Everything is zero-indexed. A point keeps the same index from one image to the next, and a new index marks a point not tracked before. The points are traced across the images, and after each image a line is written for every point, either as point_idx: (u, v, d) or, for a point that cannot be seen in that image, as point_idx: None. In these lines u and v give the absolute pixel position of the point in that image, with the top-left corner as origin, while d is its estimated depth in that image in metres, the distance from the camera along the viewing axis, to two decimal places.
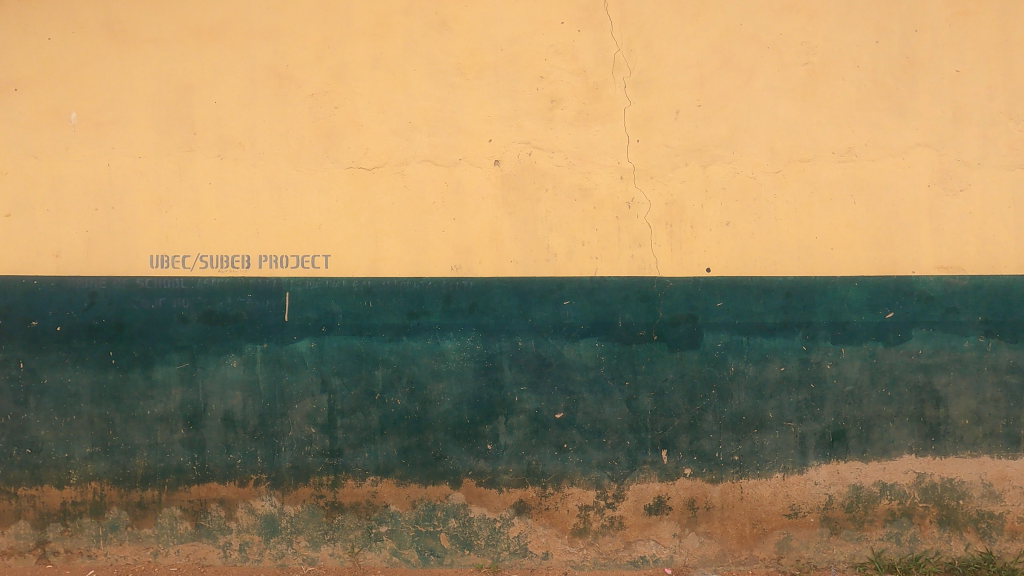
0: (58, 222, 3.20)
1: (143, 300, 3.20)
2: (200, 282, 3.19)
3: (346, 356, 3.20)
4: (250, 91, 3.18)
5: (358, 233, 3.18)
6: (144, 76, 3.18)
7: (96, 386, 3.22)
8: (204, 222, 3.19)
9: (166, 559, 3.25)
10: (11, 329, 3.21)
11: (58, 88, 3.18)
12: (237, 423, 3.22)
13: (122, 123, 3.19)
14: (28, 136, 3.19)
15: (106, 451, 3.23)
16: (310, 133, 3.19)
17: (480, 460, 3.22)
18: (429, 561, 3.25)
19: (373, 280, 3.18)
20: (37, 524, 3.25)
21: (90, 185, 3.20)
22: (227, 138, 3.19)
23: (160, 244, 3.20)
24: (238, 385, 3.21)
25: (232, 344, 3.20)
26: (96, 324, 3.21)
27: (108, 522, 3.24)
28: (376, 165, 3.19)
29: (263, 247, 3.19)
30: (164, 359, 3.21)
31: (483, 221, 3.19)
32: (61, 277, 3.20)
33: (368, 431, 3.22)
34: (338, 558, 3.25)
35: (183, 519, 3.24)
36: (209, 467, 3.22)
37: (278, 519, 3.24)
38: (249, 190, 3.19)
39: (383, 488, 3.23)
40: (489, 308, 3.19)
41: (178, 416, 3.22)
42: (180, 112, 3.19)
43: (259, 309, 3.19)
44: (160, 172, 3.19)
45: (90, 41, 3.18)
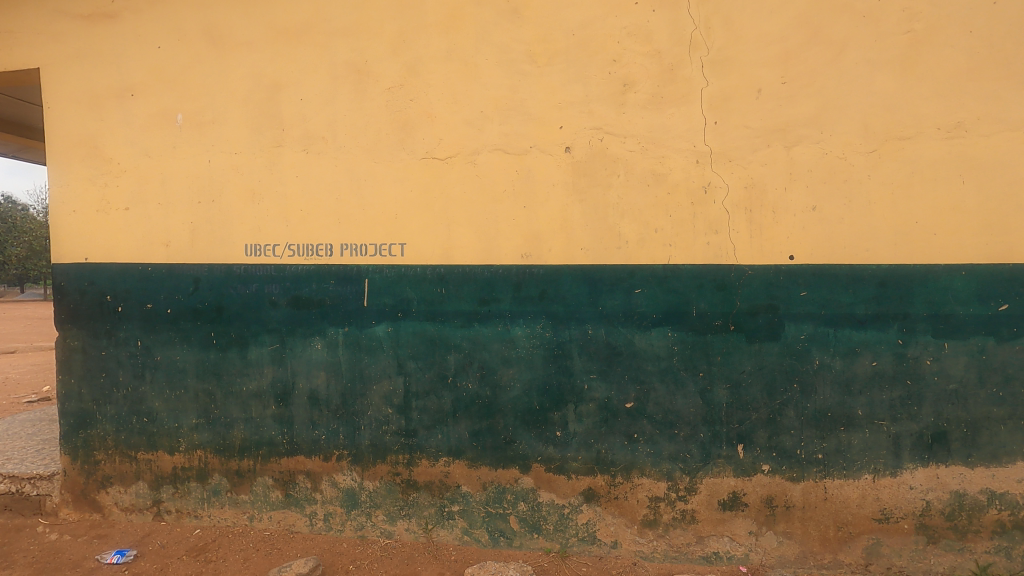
0: (167, 214, 3.53)
1: (239, 285, 3.47)
2: (288, 269, 3.42)
3: (420, 340, 3.32)
4: (331, 87, 3.35)
5: (432, 223, 3.28)
6: (238, 77, 3.43)
7: (200, 363, 3.54)
8: (291, 213, 3.41)
9: (260, 523, 3.54)
10: (130, 311, 3.59)
11: (166, 92, 3.50)
12: (321, 401, 3.43)
13: (221, 122, 3.46)
14: (142, 136, 3.53)
15: (209, 423, 3.55)
16: (387, 126, 3.31)
17: (549, 446, 3.25)
18: (499, 542, 3.32)
19: (446, 267, 3.27)
20: (152, 485, 3.64)
21: (193, 180, 3.50)
22: (311, 133, 3.38)
23: (254, 234, 3.45)
24: (322, 366, 3.42)
25: (316, 327, 3.41)
26: (199, 307, 3.52)
27: (211, 487, 3.57)
28: (449, 155, 3.26)
29: (344, 236, 3.36)
30: (258, 340, 3.48)
31: (553, 209, 3.19)
32: (170, 264, 3.53)
33: (441, 413, 3.33)
34: (413, 533, 3.40)
35: (275, 488, 3.51)
36: (297, 440, 3.47)
37: (359, 493, 3.44)
38: (331, 182, 3.36)
39: (455, 469, 3.34)
40: (559, 296, 3.19)
41: (270, 393, 3.48)
42: (270, 110, 3.41)
43: (340, 294, 3.37)
44: (253, 166, 3.44)
45: (192, 47, 3.46)
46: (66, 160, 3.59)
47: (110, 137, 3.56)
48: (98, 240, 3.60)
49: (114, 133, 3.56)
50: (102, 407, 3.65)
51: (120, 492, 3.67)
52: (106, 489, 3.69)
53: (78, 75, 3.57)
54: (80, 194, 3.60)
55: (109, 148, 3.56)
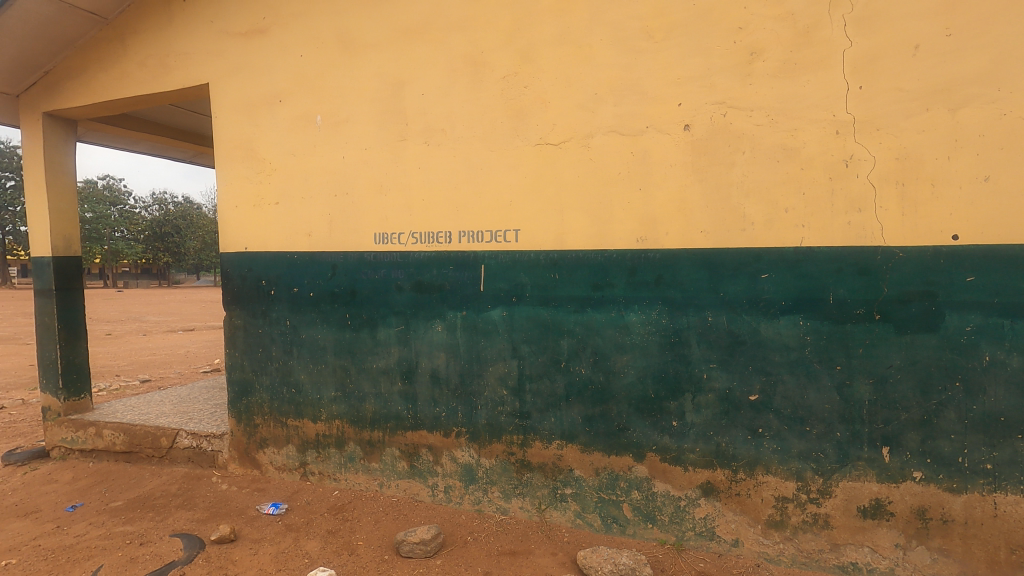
0: (309, 207, 3.92)
1: (369, 271, 3.77)
2: (411, 255, 3.65)
3: (534, 325, 3.38)
4: (450, 81, 3.49)
5: (545, 208, 3.31)
6: (367, 78, 3.70)
7: (337, 342, 3.91)
8: (414, 203, 3.63)
9: (388, 490, 3.85)
10: (280, 294, 4.05)
11: (308, 96, 3.87)
12: (442, 380, 3.63)
13: (353, 121, 3.76)
14: (288, 137, 3.94)
15: (345, 396, 3.92)
16: (502, 115, 3.38)
17: (664, 435, 3.16)
18: (612, 528, 3.31)
19: (559, 253, 3.29)
20: (299, 448, 4.10)
21: (330, 175, 3.84)
22: (432, 126, 3.55)
23: (382, 224, 3.73)
24: (442, 347, 3.62)
25: (437, 310, 3.60)
26: (336, 291, 3.88)
27: (347, 454, 3.95)
28: (562, 140, 3.26)
29: (462, 223, 3.51)
30: (386, 322, 3.76)
31: (670, 190, 3.06)
32: (311, 252, 3.93)
33: (554, 397, 3.38)
34: (527, 511, 3.50)
35: (401, 459, 3.79)
36: (420, 416, 3.71)
37: (476, 469, 3.60)
38: (450, 172, 3.52)
39: (568, 452, 3.37)
40: (676, 281, 3.07)
41: (396, 371, 3.76)
42: (395, 106, 3.64)
43: (458, 279, 3.53)
44: (380, 160, 3.70)
45: (328, 53, 3.79)
46: (230, 162, 4.13)
47: (263, 140, 4.02)
48: (255, 231, 4.11)
49: (266, 136, 4.01)
50: (259, 377, 4.18)
51: (274, 453, 4.19)
52: (263, 449, 4.23)
53: (238, 86, 4.06)
54: (241, 191, 4.12)
55: (262, 149, 4.03)
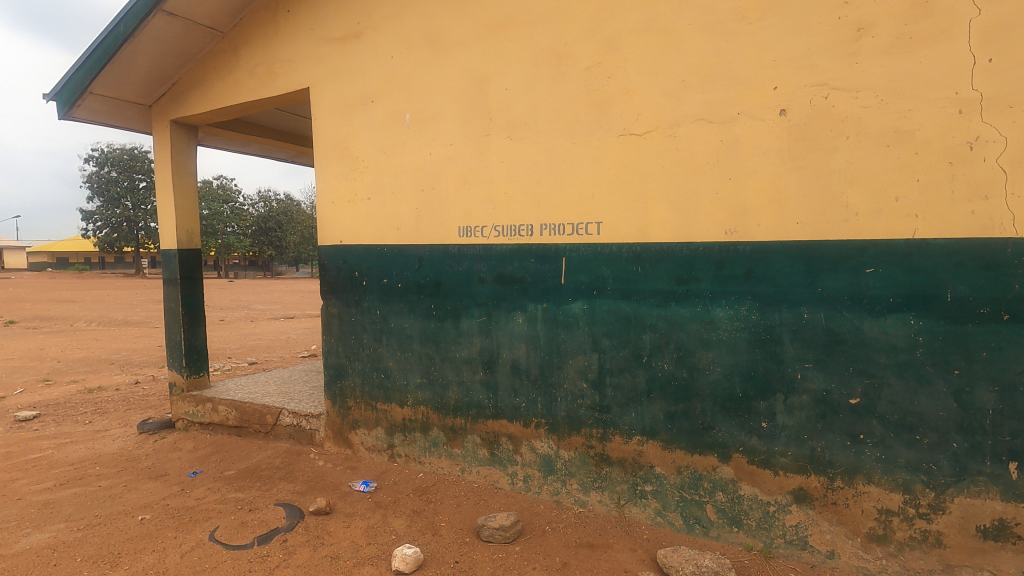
0: (398, 202, 4.11)
1: (453, 263, 3.89)
2: (494, 248, 3.72)
3: (615, 318, 3.34)
4: (533, 74, 3.52)
5: (628, 200, 3.26)
6: (454, 75, 3.81)
7: (423, 331, 4.08)
8: (497, 197, 3.70)
9: (470, 475, 3.97)
10: (371, 285, 4.29)
11: (398, 96, 4.04)
12: (522, 371, 3.69)
13: (439, 118, 3.88)
14: (379, 135, 4.15)
15: (430, 383, 4.08)
16: (585, 106, 3.36)
17: (753, 437, 3.02)
18: (694, 529, 3.22)
19: (642, 245, 3.23)
20: (387, 431, 4.33)
21: (418, 171, 4.00)
22: (515, 120, 3.60)
23: (466, 217, 3.83)
24: (522, 338, 3.67)
25: (518, 302, 3.66)
26: (422, 283, 4.04)
27: (431, 438, 4.12)
28: (647, 130, 3.18)
29: (544, 216, 3.53)
30: (468, 313, 3.87)
31: (763, 179, 2.91)
32: (400, 245, 4.12)
33: (635, 392, 3.33)
34: (606, 505, 3.48)
35: (482, 447, 3.90)
36: (500, 405, 3.79)
37: (555, 460, 3.63)
38: (532, 165, 3.55)
39: (649, 449, 3.31)
40: (768, 275, 2.92)
41: (478, 361, 3.86)
42: (479, 102, 3.72)
43: (540, 272, 3.56)
44: (465, 155, 3.80)
45: (417, 54, 3.94)
46: (327, 160, 4.41)
47: (357, 139, 4.26)
48: (348, 225, 4.36)
49: (360, 135, 4.24)
50: (352, 363, 4.45)
51: (365, 434, 4.45)
52: (355, 430, 4.50)
53: (335, 89, 4.33)
54: (336, 188, 4.39)
55: (356, 148, 4.27)
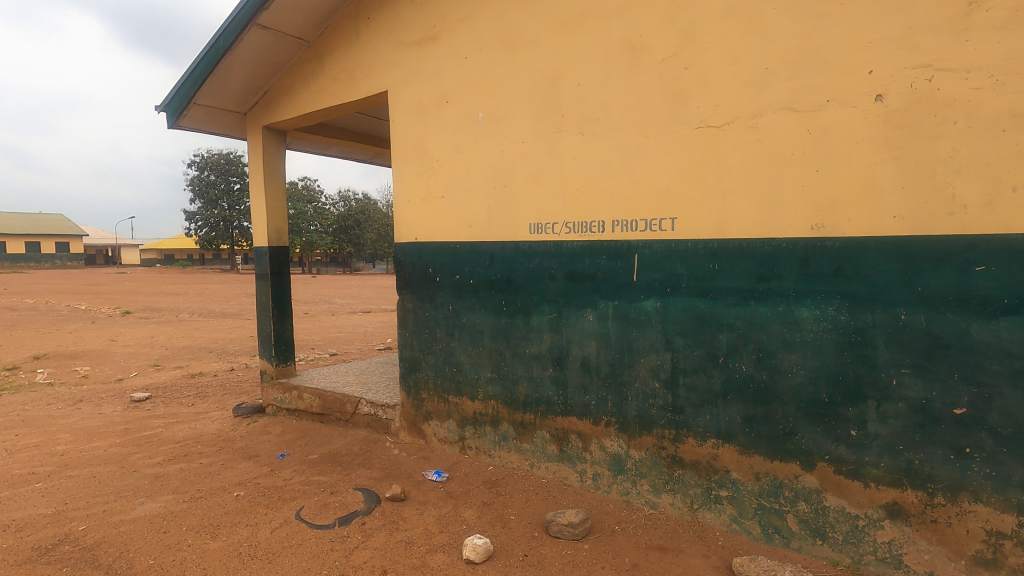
0: (471, 200, 4.20)
1: (524, 260, 3.92)
2: (565, 245, 3.71)
3: (690, 317, 3.24)
4: (606, 68, 3.47)
5: (705, 195, 3.15)
6: (526, 73, 3.83)
7: (494, 327, 4.14)
8: (568, 193, 3.69)
9: (538, 471, 4.00)
10: (444, 281, 4.41)
11: (471, 95, 4.12)
12: (592, 368, 3.66)
13: (512, 116, 3.92)
14: (453, 135, 4.25)
15: (500, 377, 4.14)
16: (660, 99, 3.28)
17: (840, 445, 2.84)
18: (773, 539, 3.07)
19: (719, 242, 3.11)
20: (459, 424, 4.44)
21: (490, 169, 4.06)
22: (587, 116, 3.57)
23: (537, 214, 3.85)
24: (593, 336, 3.64)
25: (589, 299, 3.63)
26: (494, 279, 4.10)
27: (501, 433, 4.18)
28: (726, 121, 3.06)
29: (616, 212, 3.48)
30: (539, 310, 3.89)
31: (854, 170, 2.72)
32: (472, 242, 4.20)
33: (710, 393, 3.22)
34: (678, 509, 3.40)
35: (551, 443, 3.92)
36: (570, 402, 3.79)
37: (625, 460, 3.58)
38: (604, 161, 3.51)
39: (724, 453, 3.19)
40: (859, 274, 2.72)
41: (548, 357, 3.87)
42: (552, 99, 3.72)
43: (611, 269, 3.51)
44: (537, 152, 3.82)
45: (491, 53, 3.99)
46: (404, 161, 4.57)
47: (432, 139, 4.38)
48: (423, 223, 4.51)
49: (435, 135, 4.37)
50: (426, 356, 4.60)
51: (437, 426, 4.59)
52: (428, 422, 4.65)
53: (411, 91, 4.47)
54: (412, 187, 4.54)
55: (431, 148, 4.40)
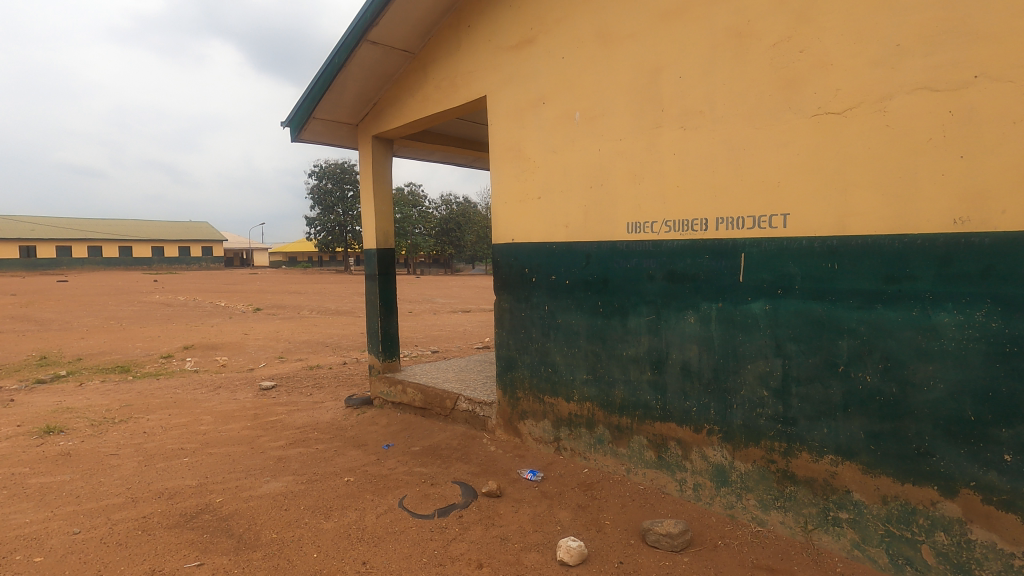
0: (567, 200, 4.18)
1: (622, 260, 3.84)
2: (664, 244, 3.58)
3: (805, 321, 2.99)
4: (710, 58, 3.31)
5: (822, 188, 2.89)
6: (625, 68, 3.75)
7: (590, 328, 4.09)
8: (668, 191, 3.55)
9: (635, 477, 3.89)
10: (540, 281, 4.43)
11: (568, 95, 4.11)
12: (694, 373, 3.50)
13: (609, 114, 3.86)
14: (550, 136, 4.26)
15: (596, 379, 4.08)
16: (770, 87, 3.06)
17: (990, 471, 2.48)
18: (904, 571, 2.75)
19: (839, 239, 2.84)
20: (554, 424, 4.43)
21: (587, 168, 4.02)
22: (689, 109, 3.42)
23: (635, 213, 3.75)
24: (694, 339, 3.48)
25: (690, 301, 3.47)
26: (590, 280, 4.06)
27: (596, 435, 4.12)
28: (848, 107, 2.79)
29: (720, 209, 3.30)
30: (636, 311, 3.78)
31: (1009, 155, 2.36)
32: (568, 242, 4.18)
33: (828, 405, 2.94)
34: (789, 528, 3.15)
35: (649, 449, 3.79)
36: (669, 408, 3.65)
37: (729, 471, 3.38)
38: (708, 155, 3.34)
39: (845, 471, 2.91)
40: (1015, 274, 2.36)
41: (646, 360, 3.75)
42: (651, 94, 3.61)
43: (715, 269, 3.33)
44: (635, 149, 3.72)
45: (588, 51, 3.96)
46: (502, 163, 4.66)
47: (529, 141, 4.42)
48: (520, 224, 4.56)
49: (532, 136, 4.40)
50: (522, 355, 4.65)
51: (533, 425, 4.61)
52: (523, 421, 4.69)
53: (509, 95, 4.55)
54: (510, 188, 4.61)
55: (528, 150, 4.44)
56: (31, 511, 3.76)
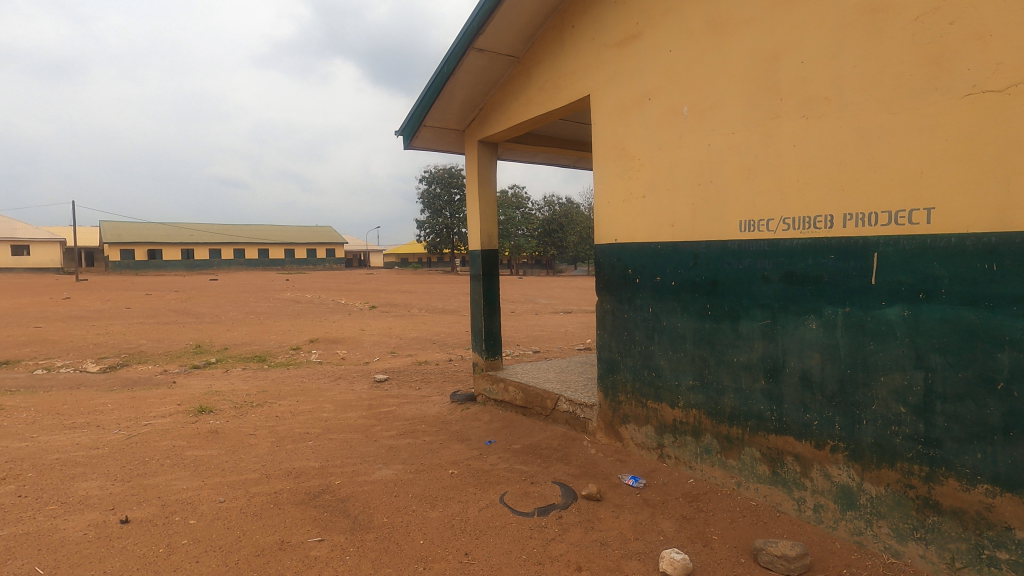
0: (673, 198, 4.02)
1: (733, 261, 3.62)
2: (782, 244, 3.33)
3: (953, 330, 2.62)
4: (838, 39, 3.02)
5: (977, 178, 2.53)
6: (739, 57, 3.54)
7: (697, 331, 3.91)
8: (787, 185, 3.29)
9: (746, 491, 3.65)
10: (644, 283, 4.30)
11: (676, 89, 3.95)
12: (815, 384, 3.21)
13: (721, 106, 3.66)
14: (656, 132, 4.12)
15: (703, 386, 3.89)
16: (912, 67, 2.73)
17: None
18: None
19: (999, 236, 2.46)
20: (657, 430, 4.29)
21: (695, 164, 3.85)
22: (813, 96, 3.15)
23: (748, 210, 3.52)
24: (816, 347, 3.19)
25: (811, 305, 3.19)
26: (697, 281, 3.87)
27: (703, 445, 3.92)
28: (1011, 83, 2.42)
29: (848, 203, 3.00)
30: (749, 315, 3.55)
31: None
32: (675, 242, 4.02)
33: (983, 426, 2.56)
34: (932, 564, 2.78)
35: (762, 463, 3.54)
36: (786, 420, 3.38)
37: (857, 494, 3.06)
38: (834, 146, 3.06)
39: (1004, 504, 2.51)
40: None
41: (760, 368, 3.51)
42: (769, 83, 3.37)
43: (841, 270, 3.03)
44: (749, 143, 3.50)
45: (698, 42, 3.78)
46: (605, 162, 4.59)
47: (633, 138, 4.32)
48: (623, 224, 4.47)
49: (636, 134, 4.29)
50: (624, 358, 4.54)
51: (635, 430, 4.50)
52: (625, 425, 4.59)
53: (613, 92, 4.47)
54: (613, 188, 4.53)
55: (632, 148, 4.33)
56: (187, 479, 4.34)
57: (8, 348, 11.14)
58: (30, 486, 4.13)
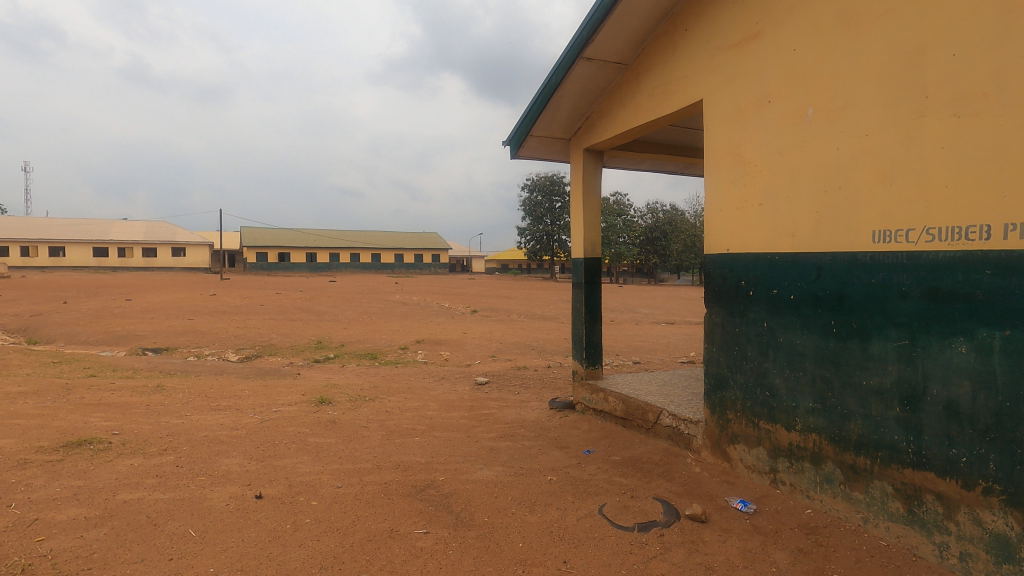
0: (795, 206, 3.77)
1: (864, 274, 3.31)
2: (923, 257, 2.99)
3: None
4: (1001, 26, 2.67)
5: None
6: (876, 52, 3.25)
7: (819, 350, 3.62)
8: (932, 192, 2.96)
9: (875, 529, 3.32)
10: (759, 296, 4.06)
11: (801, 90, 3.71)
12: (964, 416, 2.85)
13: (854, 106, 3.37)
14: (776, 137, 3.89)
15: (826, 409, 3.59)
16: None
17: None
18: None
19: None
20: (770, 454, 4.02)
21: (821, 170, 3.58)
22: (968, 92, 2.81)
23: (884, 219, 3.21)
24: (965, 374, 2.83)
25: (960, 326, 2.84)
26: (821, 295, 3.58)
27: (824, 473, 3.62)
28: None
29: (1011, 212, 2.63)
30: (882, 334, 3.22)
31: None
32: (795, 254, 3.76)
33: None
34: None
35: (895, 499, 3.20)
36: (926, 454, 3.03)
37: (1016, 545, 2.66)
38: (995, 146, 2.70)
39: None
40: None
41: (894, 394, 3.17)
42: (912, 79, 3.06)
43: (999, 288, 2.66)
44: (887, 145, 3.19)
45: (828, 38, 3.52)
46: (718, 169, 4.40)
47: (750, 143, 4.11)
48: (737, 233, 4.26)
49: (754, 139, 4.08)
50: (734, 374, 4.31)
51: (744, 451, 4.24)
52: (734, 445, 4.34)
53: (728, 96, 4.28)
54: (726, 196, 4.34)
55: (749, 153, 4.12)
56: (310, 464, 4.76)
57: (168, 337, 12.88)
58: (184, 459, 4.75)
